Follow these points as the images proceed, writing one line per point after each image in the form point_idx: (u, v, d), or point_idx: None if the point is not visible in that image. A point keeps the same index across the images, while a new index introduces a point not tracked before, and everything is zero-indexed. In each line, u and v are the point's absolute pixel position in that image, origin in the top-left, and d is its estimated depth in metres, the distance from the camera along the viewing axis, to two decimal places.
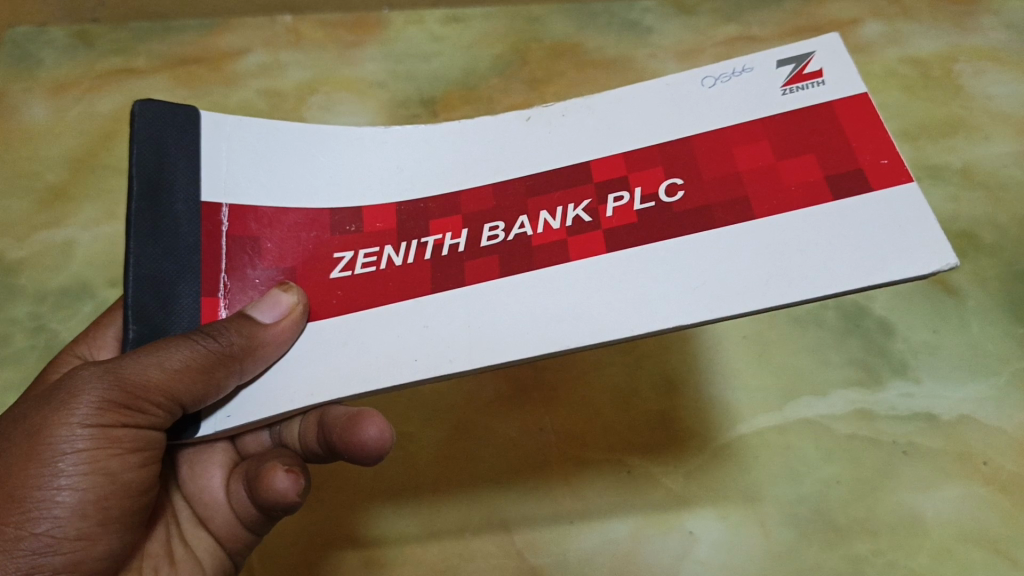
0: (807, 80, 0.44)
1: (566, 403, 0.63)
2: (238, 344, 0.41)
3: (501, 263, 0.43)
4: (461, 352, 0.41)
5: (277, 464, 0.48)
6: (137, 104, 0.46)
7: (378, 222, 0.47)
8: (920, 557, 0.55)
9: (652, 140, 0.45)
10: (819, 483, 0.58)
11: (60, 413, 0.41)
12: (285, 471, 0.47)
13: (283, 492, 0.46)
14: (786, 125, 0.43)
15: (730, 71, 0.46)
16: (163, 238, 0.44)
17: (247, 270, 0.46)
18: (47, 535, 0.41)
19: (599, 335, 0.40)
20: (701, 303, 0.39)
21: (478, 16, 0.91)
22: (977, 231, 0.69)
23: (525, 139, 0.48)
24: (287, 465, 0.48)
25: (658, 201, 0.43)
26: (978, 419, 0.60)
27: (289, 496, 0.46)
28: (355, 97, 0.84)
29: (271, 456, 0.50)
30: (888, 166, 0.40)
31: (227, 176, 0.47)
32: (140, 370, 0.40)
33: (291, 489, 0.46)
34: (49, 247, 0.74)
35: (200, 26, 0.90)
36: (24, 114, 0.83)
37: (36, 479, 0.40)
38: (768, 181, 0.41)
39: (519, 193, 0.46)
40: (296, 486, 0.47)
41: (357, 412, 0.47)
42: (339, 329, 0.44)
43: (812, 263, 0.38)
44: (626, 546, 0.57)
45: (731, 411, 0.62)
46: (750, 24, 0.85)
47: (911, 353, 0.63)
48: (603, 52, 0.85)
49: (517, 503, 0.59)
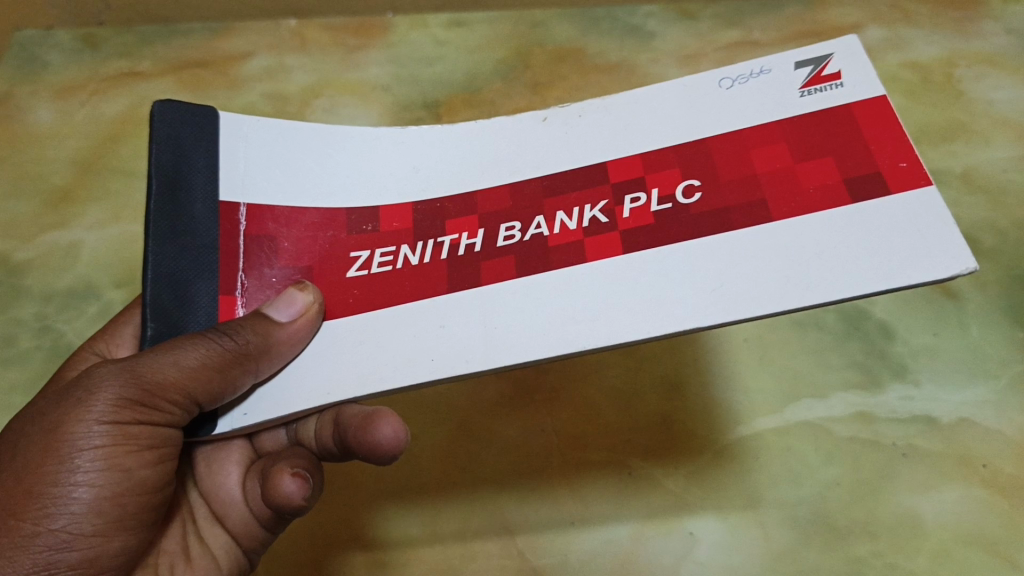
0: (825, 82, 0.45)
1: (569, 404, 0.64)
2: (254, 343, 0.42)
3: (518, 263, 0.44)
4: (478, 353, 0.41)
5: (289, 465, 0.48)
6: (156, 104, 0.47)
7: (394, 222, 0.47)
8: (919, 558, 0.55)
9: (668, 142, 0.46)
10: (820, 484, 0.59)
11: (77, 410, 0.41)
12: (291, 475, 0.47)
13: (289, 496, 0.47)
14: (804, 128, 0.44)
15: (747, 74, 0.47)
16: (181, 237, 0.45)
17: (265, 269, 0.46)
18: (62, 532, 0.41)
19: (616, 336, 0.40)
20: (719, 306, 0.39)
21: (483, 21, 0.92)
22: (977, 235, 0.70)
23: (542, 140, 0.49)
24: (293, 468, 0.48)
25: (674, 202, 0.43)
26: (977, 422, 0.61)
27: (296, 499, 0.47)
28: (359, 101, 0.84)
29: (286, 455, 0.50)
30: (906, 170, 0.41)
31: (244, 175, 0.48)
32: (156, 369, 0.41)
33: (298, 493, 0.47)
34: (54, 249, 0.74)
35: (206, 30, 0.91)
36: (30, 116, 0.84)
37: (52, 476, 0.41)
38: (787, 183, 0.42)
39: (535, 194, 0.46)
40: (305, 487, 0.47)
41: (372, 412, 0.48)
42: (356, 327, 0.44)
43: (830, 266, 0.39)
44: (627, 547, 0.57)
45: (733, 412, 0.62)
46: (751, 30, 0.86)
47: (911, 355, 0.64)
48: (606, 57, 0.86)
49: (523, 505, 0.60)
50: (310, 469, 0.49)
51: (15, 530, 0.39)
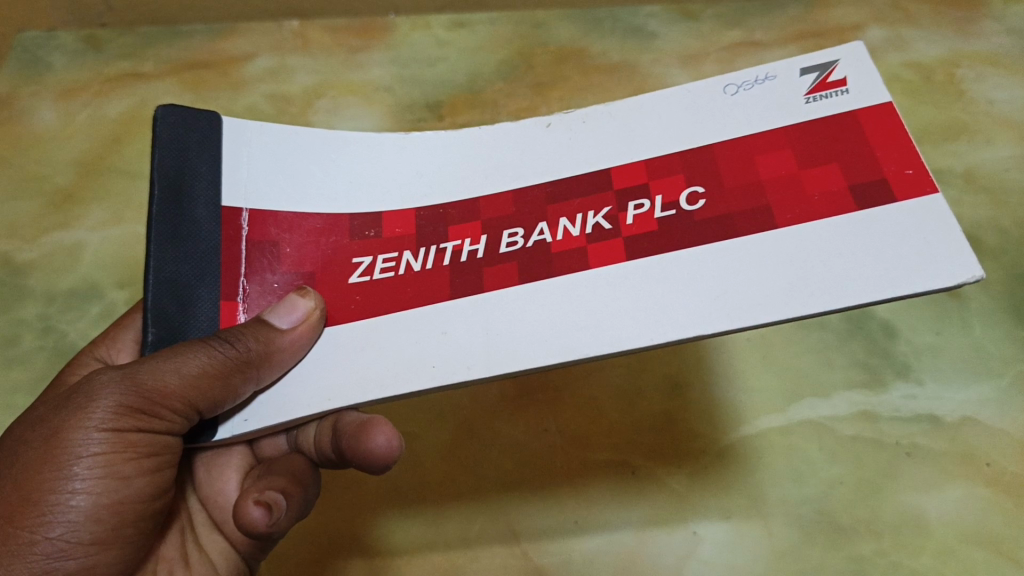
0: (831, 89, 0.45)
1: (571, 405, 0.64)
2: (255, 350, 0.42)
3: (520, 270, 0.44)
4: (479, 359, 0.42)
5: (267, 488, 0.47)
6: (159, 109, 0.47)
7: (397, 227, 0.48)
8: (922, 557, 0.56)
9: (671, 148, 0.46)
10: (823, 484, 0.59)
11: (76, 418, 0.41)
12: (256, 502, 0.45)
13: (255, 523, 0.44)
14: (809, 134, 0.44)
15: (752, 79, 0.47)
16: (182, 242, 0.45)
17: (267, 274, 0.46)
18: (60, 539, 0.41)
19: (619, 343, 0.40)
20: (723, 313, 0.39)
21: (485, 21, 0.92)
22: (980, 234, 0.70)
23: (545, 145, 0.49)
24: (257, 495, 0.45)
25: (678, 209, 0.43)
26: (980, 420, 0.61)
27: (262, 526, 0.44)
28: (362, 101, 0.84)
29: (271, 475, 0.49)
30: (912, 177, 0.41)
31: (246, 181, 0.48)
32: (157, 376, 0.41)
33: (264, 520, 0.44)
34: (58, 249, 0.75)
35: (208, 31, 0.91)
36: (33, 117, 0.84)
37: (51, 483, 0.41)
38: (791, 190, 0.42)
39: (539, 200, 0.46)
40: (273, 513, 0.45)
41: (367, 419, 0.48)
42: (357, 333, 0.44)
43: (834, 274, 0.39)
44: (631, 546, 0.58)
45: (737, 412, 0.63)
46: (753, 30, 0.86)
47: (915, 355, 0.64)
48: (608, 58, 0.86)
49: (526, 507, 0.60)
50: (289, 492, 0.47)
51: (13, 538, 0.40)
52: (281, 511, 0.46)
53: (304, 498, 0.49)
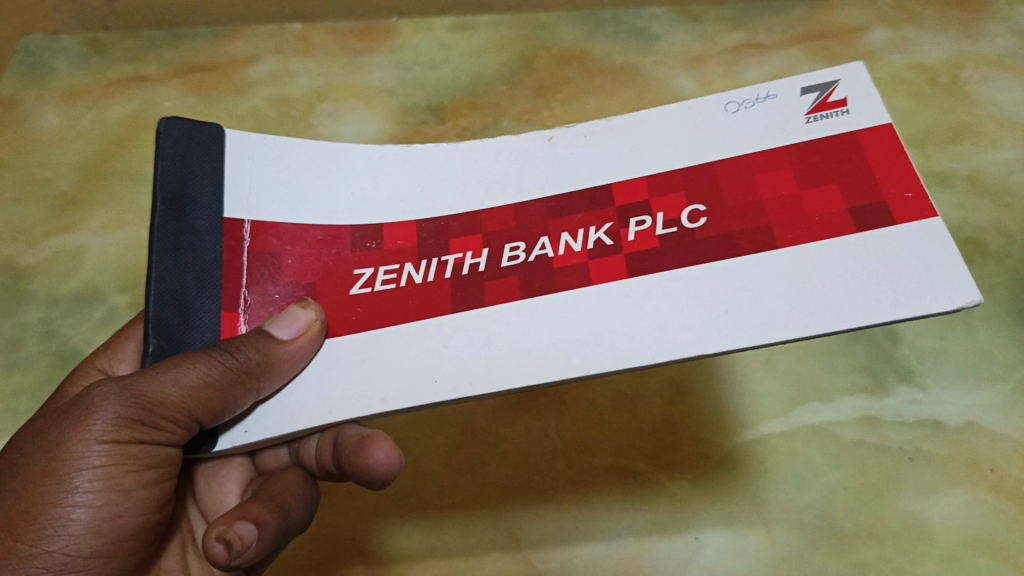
0: (831, 108, 0.45)
1: (574, 410, 0.64)
2: (255, 362, 0.42)
3: (522, 284, 0.44)
4: (480, 374, 0.41)
5: (237, 518, 0.43)
6: (162, 122, 0.47)
7: (399, 239, 0.48)
8: (925, 563, 0.56)
9: (673, 163, 0.46)
10: (825, 489, 0.59)
11: (76, 430, 0.41)
12: (216, 538, 0.41)
13: (217, 560, 0.41)
14: (811, 152, 0.44)
15: (754, 97, 0.47)
16: (184, 253, 0.45)
17: (268, 286, 0.46)
18: (61, 553, 0.41)
19: (619, 362, 0.40)
20: (724, 333, 0.39)
21: (487, 24, 0.91)
22: (984, 238, 0.70)
23: (546, 159, 0.49)
24: (219, 529, 0.42)
25: (680, 226, 0.43)
26: (984, 426, 0.61)
27: (225, 563, 0.41)
28: (364, 104, 0.84)
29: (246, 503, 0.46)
30: (912, 200, 0.40)
31: (248, 193, 0.48)
32: (157, 389, 0.41)
33: (225, 557, 0.41)
34: (61, 253, 0.75)
35: (210, 34, 0.91)
36: (36, 120, 0.84)
37: (51, 496, 0.41)
38: (793, 209, 0.42)
39: (540, 214, 0.46)
40: (235, 549, 0.41)
41: (368, 434, 0.48)
42: (358, 346, 0.44)
43: (834, 296, 0.39)
44: (633, 551, 0.58)
45: (740, 417, 0.63)
46: (757, 32, 0.86)
47: (918, 359, 0.64)
48: (611, 60, 0.86)
49: (528, 512, 0.60)
50: (264, 519, 0.45)
51: (14, 551, 0.40)
52: (246, 544, 0.42)
53: (286, 524, 0.47)
